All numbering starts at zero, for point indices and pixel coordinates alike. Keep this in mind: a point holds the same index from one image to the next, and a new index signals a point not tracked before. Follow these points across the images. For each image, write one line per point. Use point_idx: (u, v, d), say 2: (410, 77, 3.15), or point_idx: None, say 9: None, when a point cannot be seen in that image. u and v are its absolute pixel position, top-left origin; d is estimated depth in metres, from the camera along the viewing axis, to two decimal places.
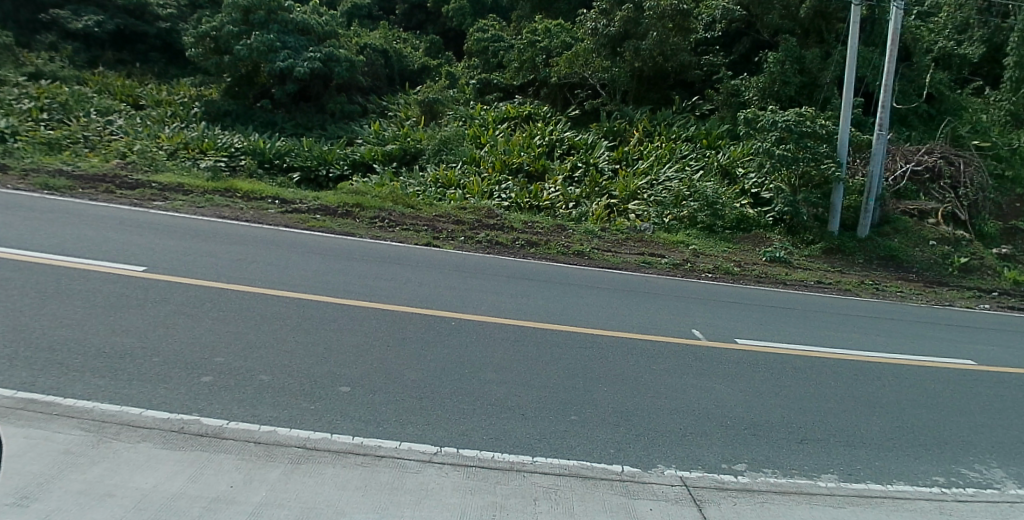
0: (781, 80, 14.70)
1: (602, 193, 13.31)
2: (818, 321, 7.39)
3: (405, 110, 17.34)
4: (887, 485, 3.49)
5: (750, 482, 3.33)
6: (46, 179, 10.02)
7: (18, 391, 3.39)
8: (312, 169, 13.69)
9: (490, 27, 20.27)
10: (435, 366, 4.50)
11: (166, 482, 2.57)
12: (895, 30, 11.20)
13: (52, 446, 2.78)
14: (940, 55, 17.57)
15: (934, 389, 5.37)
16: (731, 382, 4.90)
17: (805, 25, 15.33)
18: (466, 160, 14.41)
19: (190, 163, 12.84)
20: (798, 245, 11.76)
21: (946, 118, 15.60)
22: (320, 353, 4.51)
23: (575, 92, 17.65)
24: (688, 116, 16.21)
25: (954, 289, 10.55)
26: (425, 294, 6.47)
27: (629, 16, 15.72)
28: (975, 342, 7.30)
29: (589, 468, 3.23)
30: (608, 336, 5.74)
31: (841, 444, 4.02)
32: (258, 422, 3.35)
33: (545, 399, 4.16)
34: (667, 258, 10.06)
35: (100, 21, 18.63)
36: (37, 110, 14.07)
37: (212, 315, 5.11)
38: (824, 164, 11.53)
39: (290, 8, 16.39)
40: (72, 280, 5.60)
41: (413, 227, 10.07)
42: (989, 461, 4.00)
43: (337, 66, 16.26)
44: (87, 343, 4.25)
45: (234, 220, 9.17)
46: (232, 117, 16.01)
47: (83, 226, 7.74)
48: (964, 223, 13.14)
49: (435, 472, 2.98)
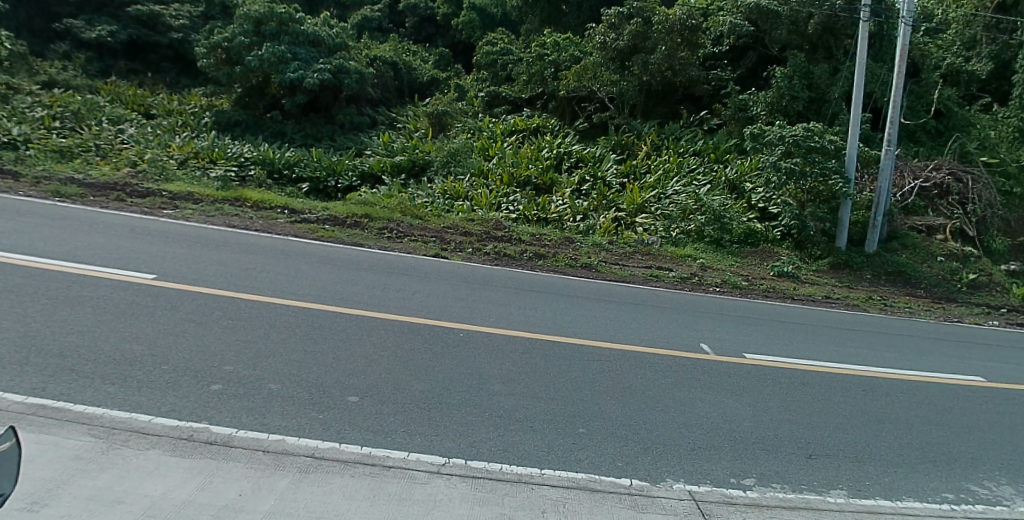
0: (789, 94, 14.83)
1: (610, 206, 13.33)
2: (828, 336, 7.38)
3: (415, 122, 17.53)
4: (897, 501, 3.46)
5: (759, 497, 3.30)
6: (58, 186, 10.13)
7: (29, 396, 3.43)
8: (322, 180, 13.84)
9: (499, 40, 20.32)
10: (445, 378, 4.50)
11: (175, 490, 2.58)
12: (903, 44, 11.14)
13: (62, 452, 2.80)
14: (948, 71, 17.90)
15: (945, 406, 5.31)
16: (740, 396, 4.87)
17: (813, 41, 15.36)
18: (474, 173, 14.48)
19: (200, 172, 12.96)
20: (805, 260, 11.78)
21: (954, 134, 15.62)
22: (328, 363, 4.53)
23: (583, 105, 17.84)
24: (697, 130, 16.27)
25: (963, 306, 10.46)
26: (432, 306, 6.46)
27: (638, 31, 15.82)
28: (985, 358, 7.21)
29: (597, 482, 3.21)
30: (616, 350, 5.70)
31: (851, 460, 3.98)
32: (267, 431, 3.36)
33: (556, 411, 4.15)
34: (675, 271, 10.04)
35: (113, 31, 19.00)
36: (50, 118, 14.23)
37: (221, 323, 5.14)
38: (832, 180, 11.46)
39: (302, 20, 16.57)
40: (83, 286, 5.68)
41: (422, 238, 10.12)
42: (1000, 478, 3.97)
43: (346, 78, 16.40)
44: (98, 350, 4.28)
45: (245, 229, 9.26)
46: (243, 127, 16.25)
47: (94, 233, 7.83)
48: (972, 239, 13.24)
49: (443, 482, 2.98)
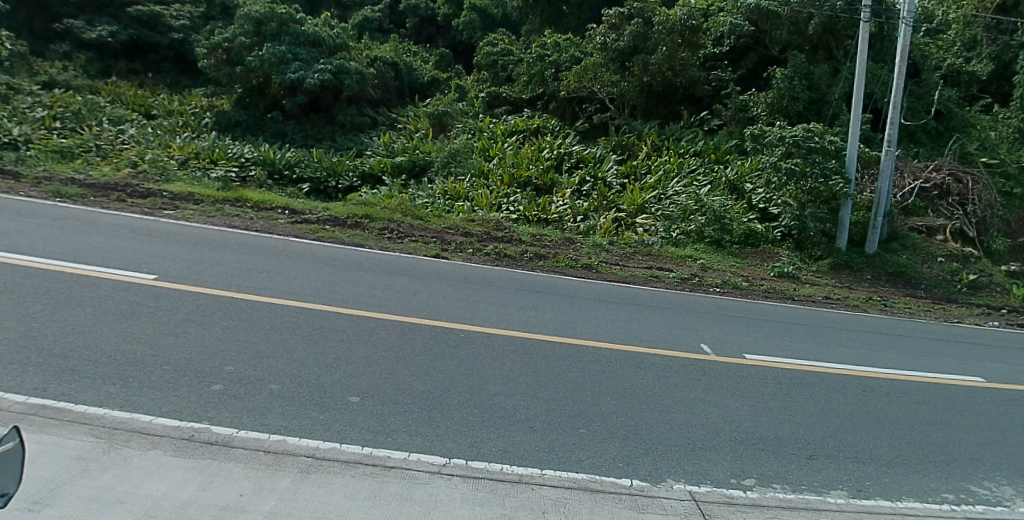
0: (790, 95, 14.85)
1: (610, 207, 13.34)
2: (829, 337, 7.38)
3: (415, 123, 17.55)
4: (897, 502, 3.46)
5: (759, 497, 3.30)
6: (59, 187, 10.14)
7: (30, 396, 3.43)
8: (322, 181, 13.85)
9: (499, 40, 20.31)
10: (446, 378, 4.50)
11: (176, 490, 2.59)
12: (903, 45, 11.13)
13: (64, 452, 2.81)
14: (948, 71, 18.06)
15: (946, 407, 5.31)
16: (741, 397, 4.87)
17: (814, 42, 15.37)
18: (475, 173, 14.49)
19: (201, 173, 12.97)
20: (805, 261, 11.78)
21: (954, 134, 15.64)
22: (329, 363, 4.53)
23: (583, 106, 17.88)
24: (697, 131, 16.28)
25: (963, 306, 10.47)
26: (433, 306, 6.47)
27: (638, 31, 15.80)
28: (984, 359, 7.22)
29: (598, 482, 3.21)
30: (617, 351, 5.70)
31: (851, 460, 3.98)
32: (268, 431, 3.37)
33: (556, 411, 4.15)
34: (675, 272, 10.05)
35: (114, 32, 19.01)
36: (51, 118, 14.23)
37: (222, 323, 5.15)
38: (832, 180, 11.45)
39: (303, 20, 16.58)
40: (83, 286, 5.68)
41: (422, 238, 10.13)
42: (1000, 479, 3.97)
43: (347, 78, 16.40)
44: (99, 350, 4.29)
45: (246, 229, 9.27)
46: (243, 127, 16.26)
47: (95, 234, 7.83)
48: (972, 240, 13.23)
49: (444, 483, 2.98)
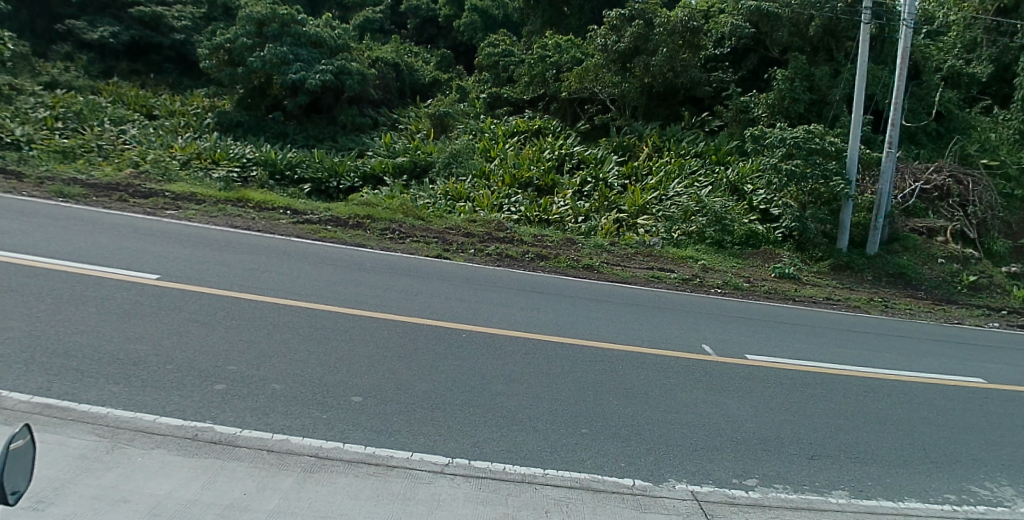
0: (790, 96, 14.87)
1: (611, 207, 13.36)
2: (830, 338, 7.39)
3: (416, 123, 17.57)
4: (898, 502, 3.47)
5: (761, 497, 3.31)
6: (61, 187, 10.17)
7: (34, 396, 3.44)
8: (324, 181, 13.87)
9: (501, 41, 20.31)
10: (448, 378, 4.52)
11: (179, 489, 2.60)
12: (904, 46, 11.13)
13: (67, 451, 2.82)
14: (948, 73, 17.85)
15: (947, 408, 5.31)
16: (742, 397, 4.89)
17: (815, 43, 15.42)
18: (476, 174, 14.52)
19: (202, 173, 13.01)
20: (806, 261, 11.79)
21: (954, 136, 15.65)
22: (331, 363, 4.54)
23: (585, 107, 17.93)
24: (698, 132, 16.31)
25: (963, 307, 10.48)
26: (435, 307, 6.48)
27: (639, 32, 15.81)
28: (985, 360, 7.22)
29: (600, 482, 3.23)
30: (618, 351, 5.71)
31: (852, 460, 3.99)
32: (271, 431, 3.38)
33: (558, 411, 4.16)
34: (677, 272, 10.08)
35: (116, 32, 19.05)
36: (53, 119, 14.25)
37: (224, 323, 5.16)
38: (833, 181, 11.46)
39: (305, 21, 16.61)
40: (86, 286, 5.70)
41: (424, 239, 10.15)
42: (1000, 479, 3.98)
43: (348, 78, 16.42)
44: (102, 349, 4.30)
45: (248, 229, 9.30)
46: (245, 128, 16.28)
47: (98, 234, 7.85)
48: (973, 241, 13.23)
49: (447, 482, 3.00)
